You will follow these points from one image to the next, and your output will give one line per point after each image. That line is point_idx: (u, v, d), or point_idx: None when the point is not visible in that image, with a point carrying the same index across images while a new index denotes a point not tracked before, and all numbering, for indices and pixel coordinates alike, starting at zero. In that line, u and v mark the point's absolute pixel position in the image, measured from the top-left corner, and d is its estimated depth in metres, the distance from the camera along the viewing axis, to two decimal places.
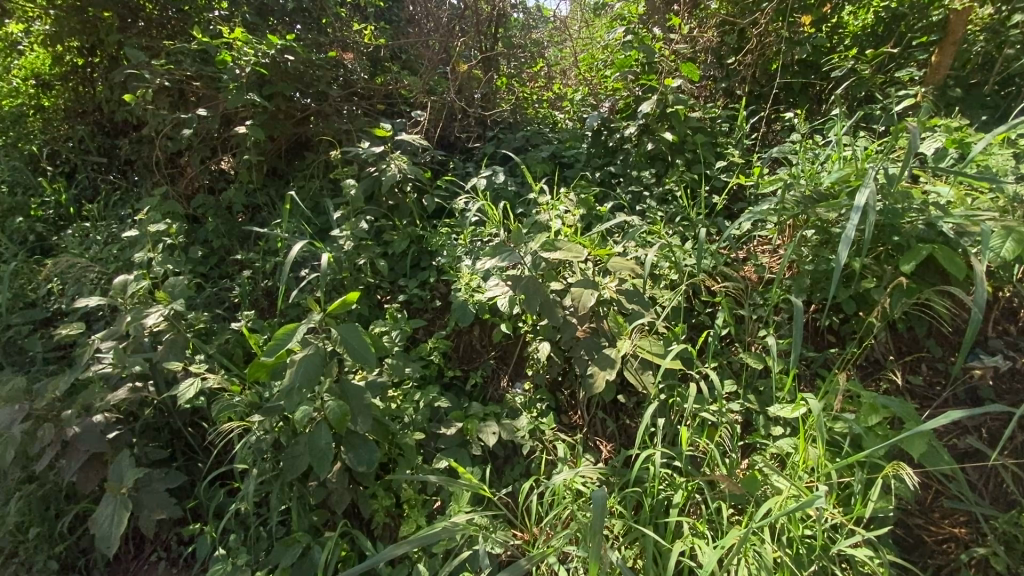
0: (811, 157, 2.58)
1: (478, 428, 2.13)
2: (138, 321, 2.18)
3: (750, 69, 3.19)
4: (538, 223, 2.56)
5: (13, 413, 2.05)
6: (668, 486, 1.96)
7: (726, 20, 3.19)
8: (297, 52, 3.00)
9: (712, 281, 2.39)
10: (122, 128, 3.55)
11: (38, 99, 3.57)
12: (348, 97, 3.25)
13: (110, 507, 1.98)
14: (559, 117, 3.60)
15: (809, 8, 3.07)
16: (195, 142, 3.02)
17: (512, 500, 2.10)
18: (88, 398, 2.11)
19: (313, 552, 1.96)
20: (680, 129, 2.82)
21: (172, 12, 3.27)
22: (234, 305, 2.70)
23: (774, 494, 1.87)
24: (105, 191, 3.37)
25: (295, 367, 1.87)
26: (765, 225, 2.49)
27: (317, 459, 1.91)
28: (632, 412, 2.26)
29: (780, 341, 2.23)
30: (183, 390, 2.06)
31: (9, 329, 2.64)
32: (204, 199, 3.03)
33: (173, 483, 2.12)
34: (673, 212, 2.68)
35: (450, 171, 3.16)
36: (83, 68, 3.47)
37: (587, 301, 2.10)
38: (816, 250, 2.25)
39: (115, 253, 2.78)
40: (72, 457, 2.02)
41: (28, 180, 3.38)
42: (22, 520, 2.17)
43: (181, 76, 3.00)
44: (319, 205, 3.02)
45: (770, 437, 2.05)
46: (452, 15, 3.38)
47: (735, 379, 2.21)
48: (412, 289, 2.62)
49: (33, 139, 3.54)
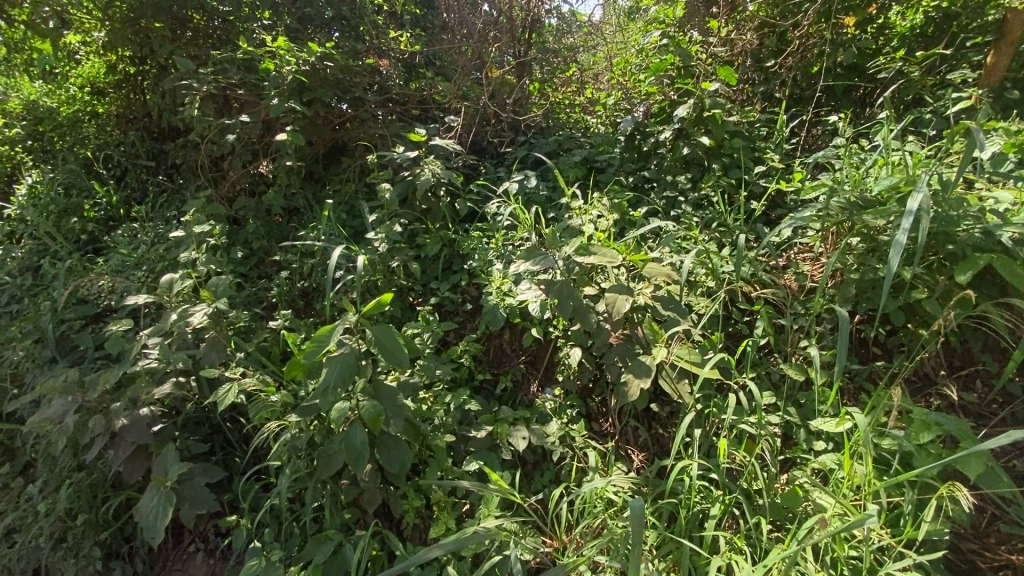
0: (856, 162, 2.48)
1: (508, 433, 2.13)
2: (183, 320, 2.24)
3: (791, 72, 3.13)
4: (571, 228, 2.55)
5: (66, 405, 2.13)
6: (704, 499, 1.91)
7: (766, 22, 3.14)
8: (335, 59, 3.07)
9: (750, 288, 2.34)
10: (170, 133, 3.70)
11: (92, 106, 3.80)
12: (383, 103, 3.32)
13: (154, 498, 2.05)
14: (591, 122, 3.58)
15: (854, 8, 2.97)
16: (238, 147, 3.11)
17: (542, 507, 2.09)
18: (136, 392, 2.18)
19: (345, 550, 1.98)
20: (717, 133, 2.77)
21: (218, 22, 3.39)
22: (271, 305, 2.77)
23: (817, 512, 1.79)
24: (153, 193, 3.52)
25: (331, 366, 1.90)
26: (807, 232, 2.42)
27: (351, 458, 1.93)
28: (666, 422, 2.23)
29: (823, 352, 2.15)
30: (223, 392, 2.10)
31: (63, 324, 2.77)
32: (246, 201, 3.12)
33: (212, 478, 2.18)
34: (709, 218, 2.63)
35: (482, 176, 3.18)
36: (135, 76, 3.64)
37: (622, 306, 2.06)
38: (862, 258, 2.18)
39: (161, 253, 2.88)
40: (119, 448, 2.10)
41: (82, 183, 3.57)
42: (72, 507, 2.26)
43: (226, 84, 3.11)
44: (353, 209, 3.08)
45: (812, 452, 1.97)
46: (486, 21, 3.42)
47: (774, 391, 2.14)
48: (444, 292, 2.64)
49: (88, 144, 3.75)
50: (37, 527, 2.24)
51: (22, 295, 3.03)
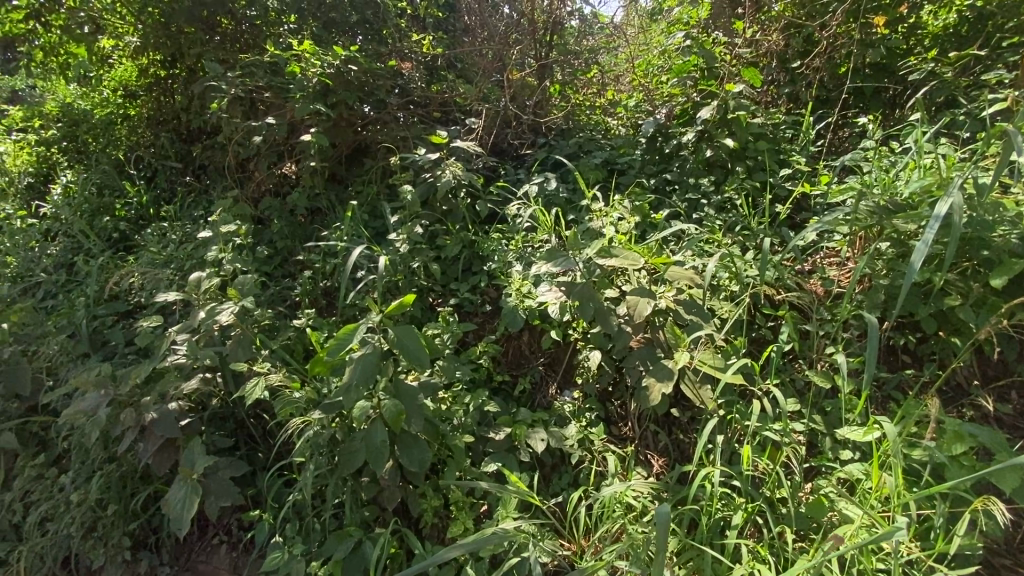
0: (885, 165, 2.43)
1: (527, 434, 2.13)
2: (211, 317, 2.29)
3: (818, 74, 3.08)
4: (591, 230, 2.53)
5: (99, 398, 2.20)
6: (726, 506, 1.88)
7: (792, 23, 3.09)
8: (359, 62, 3.11)
9: (774, 293, 2.30)
10: (197, 134, 3.79)
11: (124, 108, 3.90)
12: (405, 105, 3.36)
13: (181, 490, 2.10)
14: (611, 123, 3.57)
15: (883, 8, 2.91)
16: (264, 148, 3.17)
17: (560, 510, 2.08)
18: (165, 387, 2.24)
19: (365, 547, 2.00)
20: (741, 136, 2.74)
21: (246, 26, 3.47)
22: (295, 303, 2.81)
23: (843, 522, 1.75)
24: (182, 193, 3.62)
25: (355, 365, 1.94)
26: (834, 237, 2.38)
27: (372, 455, 1.95)
28: (686, 427, 2.20)
29: (850, 359, 2.11)
30: (250, 388, 2.15)
31: (95, 320, 2.86)
32: (271, 202, 3.18)
33: (237, 472, 2.22)
34: (733, 221, 2.60)
35: (502, 177, 3.20)
36: (165, 79, 3.73)
37: (643, 310, 2.05)
38: (892, 263, 2.12)
39: (188, 252, 2.96)
40: (149, 441, 2.16)
41: (115, 183, 3.70)
42: (103, 497, 2.33)
43: (253, 87, 3.16)
44: (375, 210, 3.11)
45: (838, 461, 1.93)
46: (508, 24, 3.45)
47: (799, 398, 2.10)
48: (464, 293, 2.66)
49: (121, 145, 3.88)
50: (69, 516, 2.32)
51: (58, 290, 3.14)
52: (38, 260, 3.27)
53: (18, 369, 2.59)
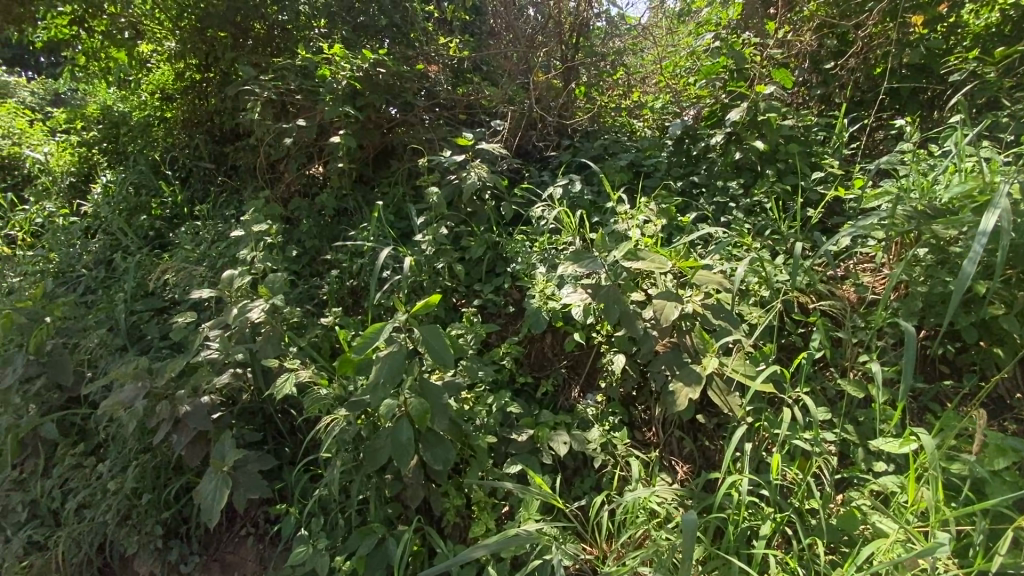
0: (924, 168, 2.35)
1: (549, 437, 2.13)
2: (243, 314, 2.35)
3: (852, 74, 3.03)
4: (617, 233, 2.51)
5: (136, 390, 2.28)
6: (754, 516, 1.85)
7: (825, 22, 3.03)
8: (387, 65, 3.15)
9: (806, 299, 2.26)
10: (230, 136, 3.88)
11: (161, 111, 4.01)
12: (431, 107, 3.40)
13: (212, 482, 2.16)
14: (637, 125, 3.55)
15: (922, 7, 2.81)
16: (294, 150, 3.24)
17: (582, 513, 2.07)
18: (198, 381, 2.31)
19: (388, 543, 2.03)
20: (771, 138, 2.69)
21: (278, 31, 3.55)
22: (322, 302, 2.86)
23: (876, 536, 1.70)
24: (215, 194, 3.72)
25: (381, 363, 1.96)
26: (869, 242, 2.32)
27: (397, 453, 1.97)
28: (712, 434, 2.18)
29: (884, 368, 2.05)
30: (280, 384, 2.20)
31: (133, 315, 2.97)
32: (300, 203, 3.24)
33: (265, 466, 2.27)
34: (762, 225, 2.55)
35: (526, 179, 3.21)
36: (200, 83, 3.81)
37: (671, 314, 2.03)
38: (930, 270, 2.06)
39: (221, 250, 3.04)
40: (182, 433, 2.23)
41: (150, 183, 3.82)
42: (137, 486, 2.41)
43: (285, 90, 3.24)
44: (401, 210, 3.15)
45: (871, 472, 1.88)
46: (535, 27, 3.46)
47: (830, 407, 2.05)
48: (487, 294, 2.67)
49: (156, 146, 3.99)
50: (106, 503, 2.41)
51: (97, 286, 3.26)
52: (79, 256, 3.43)
53: (59, 361, 2.69)
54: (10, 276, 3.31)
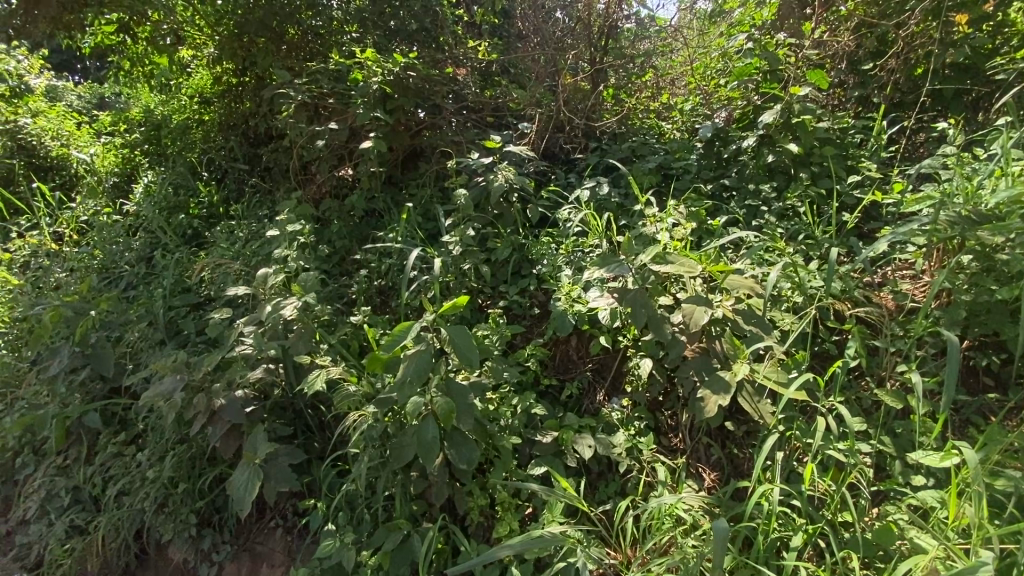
0: (968, 172, 2.26)
1: (574, 440, 2.13)
2: (276, 311, 2.42)
3: (892, 75, 2.93)
4: (644, 236, 2.49)
5: (175, 382, 2.37)
6: (784, 527, 1.81)
7: (864, 22, 2.96)
8: (418, 69, 3.22)
9: (841, 306, 2.20)
10: (264, 138, 3.99)
11: (200, 114, 4.15)
12: (459, 110, 3.44)
13: (245, 474, 2.23)
14: (666, 127, 3.51)
15: (968, 5, 2.71)
16: (325, 152, 3.31)
17: (607, 518, 2.06)
18: (233, 375, 2.38)
19: (413, 540, 2.06)
20: (806, 141, 2.64)
21: (312, 36, 3.64)
22: (351, 300, 2.91)
23: (914, 552, 1.65)
24: (249, 194, 3.84)
25: (409, 361, 2.00)
26: (908, 248, 2.25)
27: (423, 451, 2.00)
28: (741, 442, 2.14)
29: (924, 379, 1.99)
30: (312, 380, 2.26)
31: (172, 310, 3.08)
32: (331, 203, 3.30)
33: (295, 459, 2.33)
34: (795, 229, 2.50)
35: (553, 181, 3.21)
36: (236, 87, 3.95)
37: (700, 318, 2.00)
38: (975, 278, 1.98)
39: (255, 249, 3.13)
40: (217, 425, 2.31)
41: (189, 184, 3.97)
42: (174, 475, 2.51)
43: (318, 93, 3.32)
44: (429, 212, 3.19)
45: (909, 486, 1.82)
46: (564, 30, 3.48)
47: (865, 418, 1.99)
48: (513, 296, 2.68)
49: (194, 148, 4.13)
50: (144, 490, 2.51)
51: (138, 282, 3.39)
52: (122, 253, 3.58)
53: (103, 354, 2.81)
54: (58, 271, 3.48)
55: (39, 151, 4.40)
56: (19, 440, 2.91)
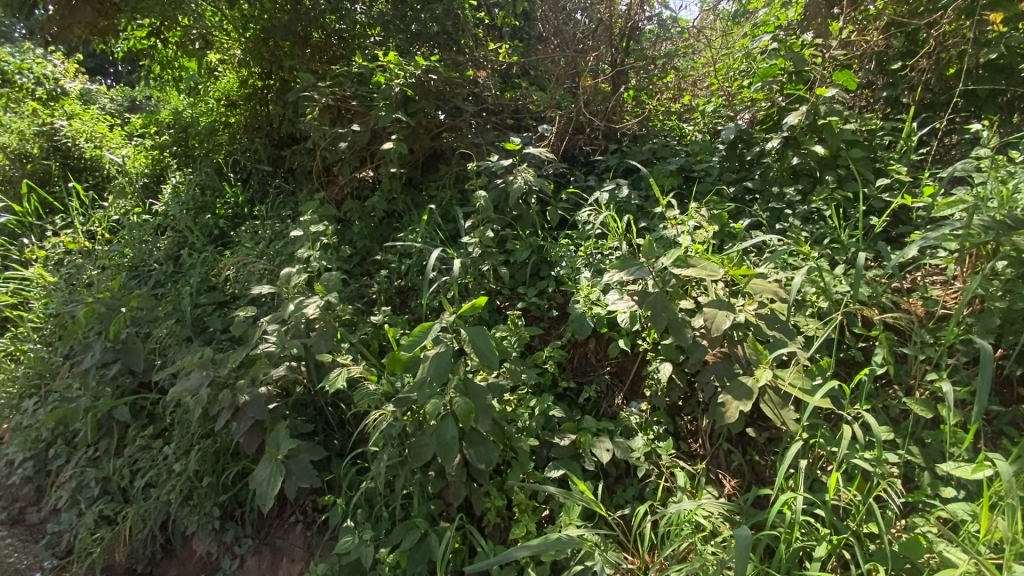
0: (1003, 175, 2.19)
1: (592, 443, 2.12)
2: (299, 310, 2.46)
3: (923, 76, 2.86)
4: (665, 238, 2.47)
5: (201, 378, 2.44)
6: (808, 536, 1.77)
7: (894, 22, 2.88)
8: (439, 72, 3.26)
9: (869, 312, 2.15)
10: (287, 140, 4.06)
11: (226, 117, 4.24)
12: (479, 112, 3.46)
13: (267, 469, 2.28)
14: (687, 129, 3.47)
15: (1004, 3, 2.62)
16: (347, 154, 3.36)
17: (625, 522, 2.04)
18: (257, 372, 2.43)
19: (431, 539, 2.07)
20: (832, 142, 2.58)
21: (335, 39, 3.69)
22: (371, 300, 2.95)
23: (943, 566, 1.60)
24: (272, 195, 3.91)
25: (429, 361, 2.02)
26: (939, 253, 2.19)
27: (442, 451, 2.01)
28: (762, 449, 2.11)
29: (955, 388, 1.93)
30: (333, 378, 2.29)
31: (199, 308, 3.16)
32: (352, 204, 3.35)
33: (316, 456, 2.37)
34: (820, 233, 2.45)
35: (573, 183, 3.20)
36: (261, 90, 4.03)
37: (722, 323, 1.98)
38: (1010, 284, 1.93)
39: (279, 249, 3.19)
40: (241, 421, 2.36)
41: (215, 184, 4.06)
42: (199, 469, 2.57)
43: (341, 96, 3.37)
44: (449, 213, 3.22)
45: (939, 498, 1.77)
46: (585, 31, 3.48)
47: (893, 427, 1.95)
48: (532, 297, 2.68)
49: (220, 149, 4.22)
50: (171, 483, 2.58)
51: (166, 280, 3.49)
52: (152, 252, 3.68)
53: (133, 348, 2.93)
54: (90, 269, 3.59)
55: (73, 152, 4.55)
56: (53, 431, 3.01)
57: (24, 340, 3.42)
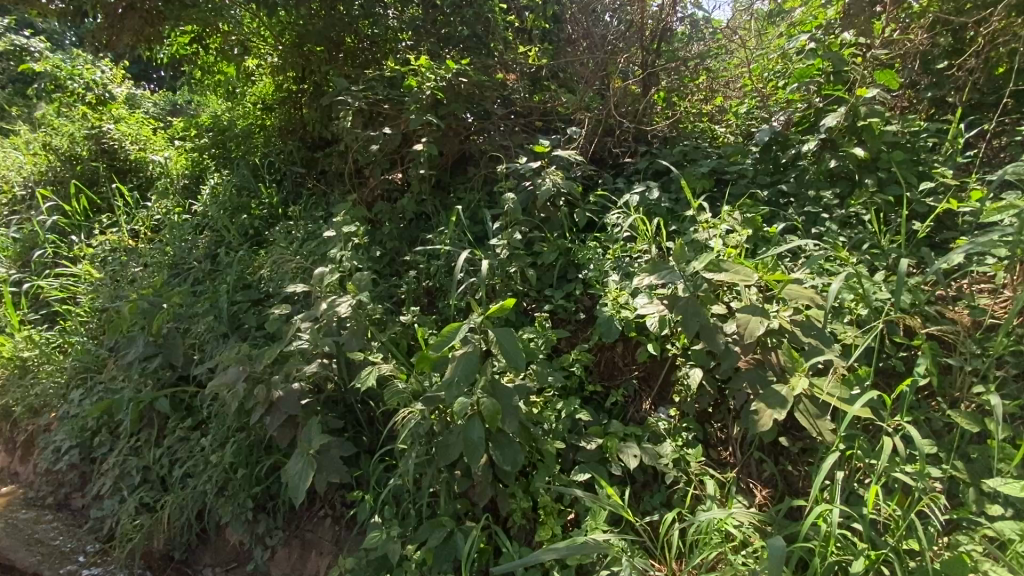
0: None
1: (619, 448, 2.11)
2: (332, 309, 2.52)
3: (970, 76, 2.78)
4: (697, 242, 2.44)
5: (238, 373, 2.52)
6: (843, 550, 1.72)
7: (939, 19, 2.78)
8: (469, 75, 3.29)
9: (911, 321, 2.08)
10: (320, 142, 4.16)
11: (262, 120, 4.36)
12: (508, 115, 3.49)
13: (299, 463, 2.34)
14: (719, 131, 3.43)
15: None
16: (378, 156, 3.42)
17: (652, 529, 2.02)
18: (291, 368, 2.50)
19: (457, 538, 2.09)
20: (872, 145, 2.51)
21: (367, 44, 3.77)
22: (399, 300, 2.99)
23: None
24: (305, 196, 4.01)
25: (459, 361, 2.05)
26: (987, 261, 2.11)
27: (469, 450, 2.03)
28: (795, 458, 2.06)
29: (1004, 402, 1.85)
30: (364, 376, 2.34)
31: (235, 305, 3.26)
32: (382, 205, 3.41)
33: (346, 452, 2.42)
34: (859, 238, 2.38)
35: (601, 185, 3.19)
36: (296, 94, 4.14)
37: (755, 329, 1.94)
38: None
39: (312, 248, 3.28)
40: (275, 416, 2.43)
41: (252, 186, 4.18)
42: (234, 461, 2.65)
43: (374, 99, 3.44)
44: (477, 215, 3.25)
45: (985, 516, 1.69)
46: (615, 33, 3.47)
47: (935, 441, 1.88)
48: (559, 299, 2.67)
49: (256, 151, 4.35)
50: (207, 474, 2.67)
51: (204, 278, 3.61)
52: (191, 250, 3.82)
53: (173, 343, 3.05)
54: (135, 266, 3.76)
55: (120, 154, 4.76)
56: (98, 421, 3.15)
57: (73, 333, 3.59)
